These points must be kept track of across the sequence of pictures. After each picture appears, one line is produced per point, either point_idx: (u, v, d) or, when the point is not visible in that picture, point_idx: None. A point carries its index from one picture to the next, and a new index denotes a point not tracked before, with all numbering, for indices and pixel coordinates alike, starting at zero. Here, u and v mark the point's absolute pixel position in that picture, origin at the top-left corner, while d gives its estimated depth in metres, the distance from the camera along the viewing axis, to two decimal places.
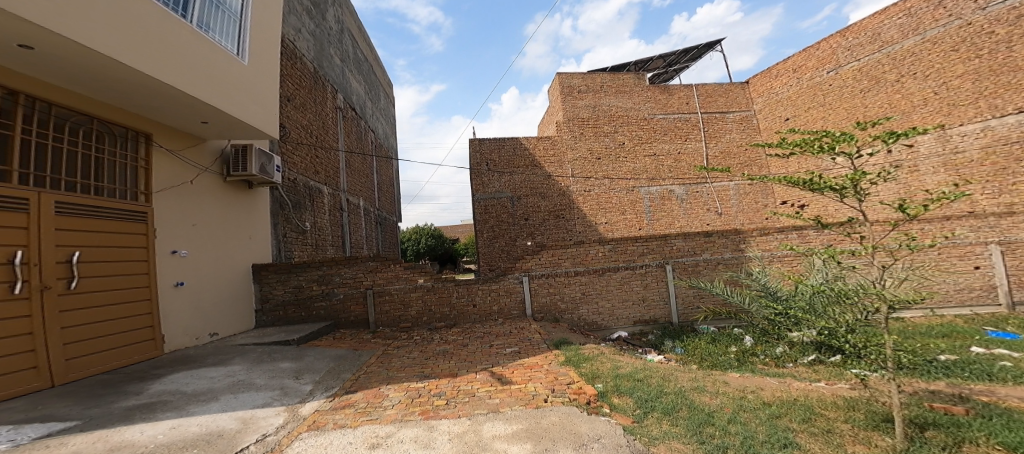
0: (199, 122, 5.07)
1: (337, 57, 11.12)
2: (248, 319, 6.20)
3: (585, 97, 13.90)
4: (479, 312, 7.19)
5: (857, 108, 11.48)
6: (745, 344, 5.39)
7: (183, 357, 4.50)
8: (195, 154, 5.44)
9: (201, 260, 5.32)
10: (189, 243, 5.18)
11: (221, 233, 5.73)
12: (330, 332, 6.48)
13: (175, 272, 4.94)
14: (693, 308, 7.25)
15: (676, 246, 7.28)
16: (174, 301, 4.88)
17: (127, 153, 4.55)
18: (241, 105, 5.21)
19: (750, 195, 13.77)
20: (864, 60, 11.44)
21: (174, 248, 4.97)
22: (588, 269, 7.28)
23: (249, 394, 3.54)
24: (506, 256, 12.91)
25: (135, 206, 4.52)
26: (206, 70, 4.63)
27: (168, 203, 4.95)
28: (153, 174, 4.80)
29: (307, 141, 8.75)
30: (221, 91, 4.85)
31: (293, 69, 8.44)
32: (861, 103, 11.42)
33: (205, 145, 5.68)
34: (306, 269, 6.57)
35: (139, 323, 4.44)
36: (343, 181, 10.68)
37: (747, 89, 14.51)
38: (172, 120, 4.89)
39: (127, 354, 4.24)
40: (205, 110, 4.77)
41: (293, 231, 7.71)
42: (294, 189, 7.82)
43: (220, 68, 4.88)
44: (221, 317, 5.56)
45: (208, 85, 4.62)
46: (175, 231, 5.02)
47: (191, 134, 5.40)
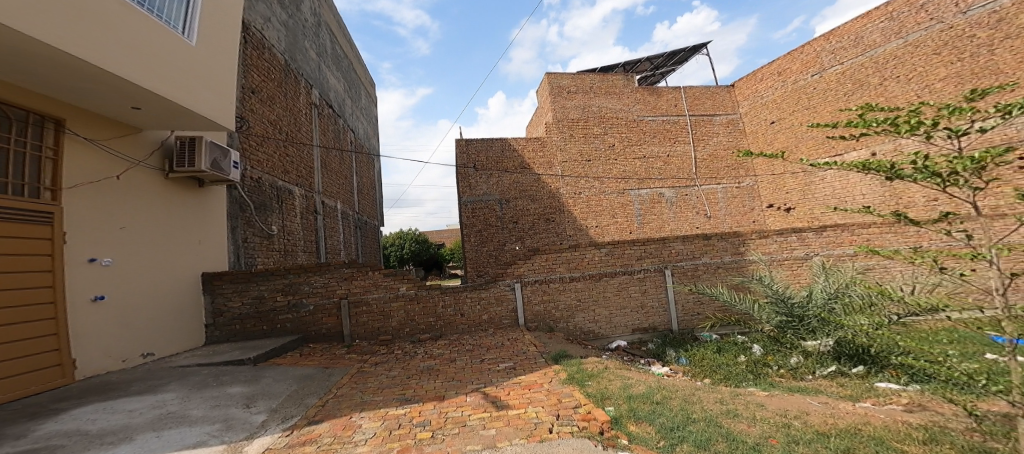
0: (131, 109, 4.42)
1: (313, 51, 10.45)
2: (195, 334, 5.54)
3: (575, 98, 13.59)
4: (467, 322, 6.65)
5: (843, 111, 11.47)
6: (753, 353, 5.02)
7: (101, 386, 3.87)
8: (127, 145, 4.77)
9: (130, 269, 4.63)
10: (115, 250, 4.49)
11: (160, 237, 5.07)
12: (297, 347, 5.87)
13: (94, 283, 4.24)
14: (694, 314, 6.88)
15: (675, 249, 6.89)
16: (90, 318, 4.18)
17: (29, 142, 3.83)
18: (185, 91, 4.55)
19: (738, 198, 13.69)
20: (847, 63, 11.45)
21: (94, 255, 4.28)
22: (584, 274, 6.84)
23: (179, 432, 2.92)
24: (494, 261, 12.39)
25: (38, 205, 3.81)
26: (138, 49, 3.98)
27: (87, 201, 4.28)
28: (66, 168, 4.11)
29: (276, 138, 8.11)
30: (158, 73, 4.20)
31: (261, 60, 7.81)
32: (846, 105, 11.36)
33: (142, 136, 5.02)
34: (269, 278, 5.95)
35: (40, 346, 3.73)
36: (319, 182, 10.02)
37: (733, 92, 14.49)
38: (95, 104, 4.22)
39: (19, 385, 3.53)
40: (139, 95, 4.14)
41: (258, 235, 7.07)
42: (257, 188, 7.18)
43: (162, 49, 4.26)
44: (155, 333, 4.87)
45: (138, 66, 3.97)
46: (98, 235, 4.34)
47: (123, 123, 4.72)
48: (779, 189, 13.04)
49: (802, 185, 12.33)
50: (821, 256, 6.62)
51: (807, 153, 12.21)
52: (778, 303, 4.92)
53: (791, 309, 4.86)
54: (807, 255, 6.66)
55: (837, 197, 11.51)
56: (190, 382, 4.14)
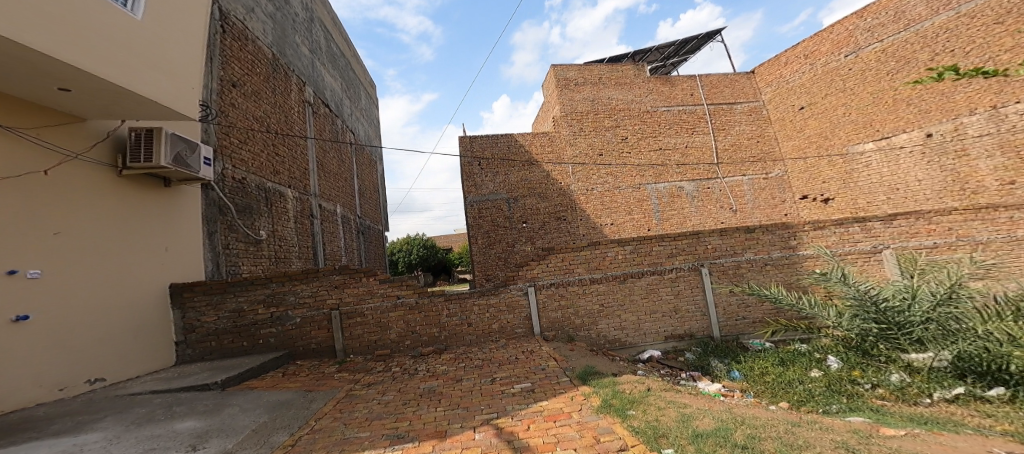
0: (59, 91, 3.70)
1: (305, 48, 9.83)
2: (162, 354, 4.78)
3: (582, 90, 12.77)
4: (475, 332, 5.83)
5: (886, 91, 10.39)
6: (827, 368, 4.13)
7: (25, 422, 3.11)
8: (65, 137, 4.05)
9: (67, 280, 3.90)
10: (44, 259, 3.76)
11: (110, 245, 4.33)
12: (282, 364, 5.12)
13: (14, 300, 3.48)
14: (739, 319, 5.87)
15: (711, 244, 5.95)
16: (13, 342, 3.44)
17: None
18: (125, 69, 3.86)
19: (767, 190, 12.65)
20: (887, 40, 10.40)
21: (16, 266, 3.55)
22: (606, 276, 5.97)
23: None
24: (504, 264, 11.53)
25: None
26: (53, 13, 3.24)
27: (8, 200, 3.55)
28: None
29: (263, 136, 7.41)
30: (83, 44, 3.46)
31: (244, 53, 7.16)
32: (890, 85, 10.25)
33: (84, 126, 4.28)
34: (248, 288, 5.21)
35: None
36: (316, 184, 9.30)
37: (754, 78, 13.52)
38: (11, 84, 3.49)
39: None
40: (63, 71, 3.42)
41: (243, 240, 6.30)
42: (241, 190, 6.47)
43: (89, 18, 3.55)
44: (104, 354, 4.14)
45: (54, 34, 3.24)
46: (22, 242, 3.60)
47: (59, 110, 4.01)
48: (815, 179, 11.98)
49: (842, 174, 11.24)
50: (892, 249, 5.55)
51: (845, 138, 11.16)
52: (862, 304, 4.07)
53: (882, 314, 3.98)
54: (876, 248, 5.61)
55: (885, 184, 10.45)
56: (137, 415, 3.25)
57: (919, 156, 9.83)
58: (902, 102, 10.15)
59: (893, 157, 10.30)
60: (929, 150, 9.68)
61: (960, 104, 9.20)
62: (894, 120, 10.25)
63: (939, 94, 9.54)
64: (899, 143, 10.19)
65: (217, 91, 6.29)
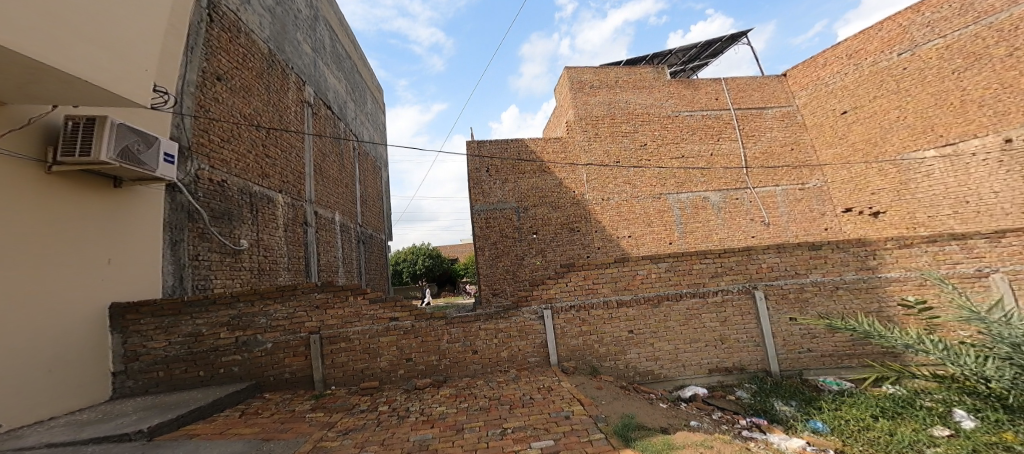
0: None
1: (308, 46, 9.16)
2: (92, 388, 3.98)
3: (599, 93, 11.97)
4: (482, 362, 4.95)
5: (951, 92, 9.42)
6: (959, 427, 3.43)
7: None
8: None
9: None
10: None
11: (27, 255, 3.50)
12: (242, 399, 4.32)
13: None
14: (803, 351, 4.85)
15: (767, 263, 4.97)
16: None
17: None
18: (48, 40, 2.96)
19: (801, 201, 11.61)
20: (951, 35, 9.43)
21: None
22: (637, 298, 5.03)
23: None
24: (512, 278, 10.57)
25: None
26: None
27: None
28: None
29: (252, 136, 6.67)
30: None
31: (234, 45, 6.46)
32: (957, 85, 9.32)
33: (6, 111, 3.44)
34: (207, 309, 4.47)
35: None
36: (312, 189, 8.51)
37: (784, 82, 12.63)
38: None
39: None
40: None
41: (216, 251, 5.52)
42: (218, 194, 5.70)
43: None
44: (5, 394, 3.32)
45: None
46: None
47: None
48: (860, 190, 10.94)
49: (896, 185, 10.22)
50: (1001, 273, 4.61)
51: (898, 146, 10.17)
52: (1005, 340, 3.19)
53: None
54: (981, 271, 4.65)
55: (952, 196, 9.41)
56: None
57: (995, 166, 8.80)
58: (971, 103, 9.14)
59: (962, 165, 9.26)
60: (1008, 158, 8.63)
61: None
62: (962, 124, 9.26)
63: (1019, 95, 8.51)
64: (969, 150, 9.17)
65: (195, 84, 5.56)
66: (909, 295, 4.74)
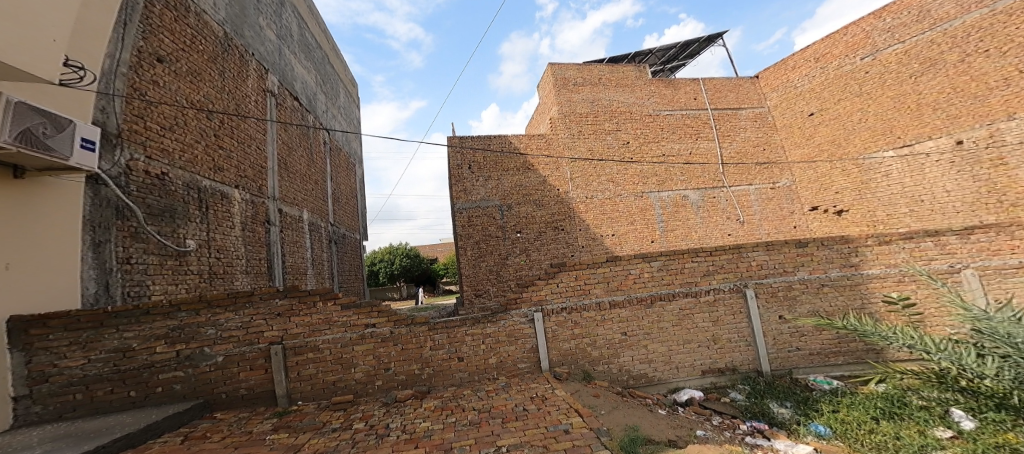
0: None
1: (272, 31, 8.49)
2: None
3: (582, 90, 11.82)
4: (467, 369, 4.62)
5: (909, 95, 9.79)
6: (961, 428, 3.38)
7: None
8: None
9: None
10: None
11: None
12: (185, 421, 3.92)
13: None
14: (792, 350, 4.79)
15: (756, 261, 4.88)
16: None
17: None
18: None
19: (774, 200, 11.88)
20: (910, 40, 9.83)
21: None
22: (629, 298, 4.84)
23: None
24: (496, 278, 10.25)
25: None
26: None
27: None
28: None
29: (202, 125, 6.05)
30: None
31: (181, 25, 5.85)
32: (914, 88, 9.73)
33: None
34: (139, 322, 4.08)
35: None
36: (276, 186, 7.89)
37: (758, 83, 12.90)
38: None
39: None
40: None
41: (155, 252, 5.04)
42: (155, 188, 5.15)
43: None
44: None
45: None
46: None
47: None
48: (824, 190, 11.30)
49: (857, 184, 10.59)
50: (973, 268, 4.69)
51: (860, 146, 10.54)
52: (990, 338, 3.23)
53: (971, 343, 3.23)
54: (953, 267, 4.73)
55: (908, 196, 9.81)
56: None
57: (948, 166, 9.20)
58: (926, 106, 9.56)
59: (917, 165, 9.67)
60: (960, 158, 9.04)
61: (995, 109, 8.59)
62: (918, 126, 9.64)
63: (970, 98, 8.93)
64: (923, 151, 9.57)
65: (129, 64, 4.95)
66: (892, 291, 4.77)
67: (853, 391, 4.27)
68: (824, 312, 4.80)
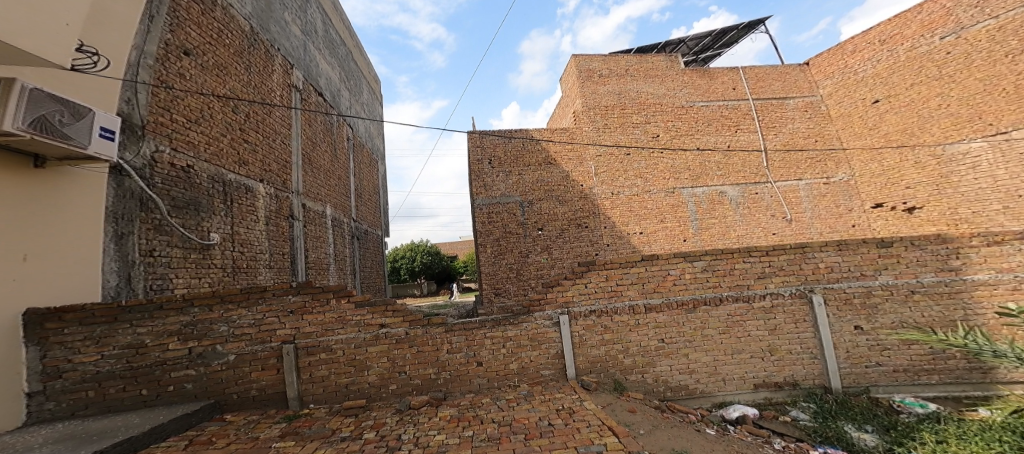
0: None
1: (297, 27, 8.43)
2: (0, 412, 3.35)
3: (608, 82, 11.24)
4: (486, 375, 4.22)
5: (1005, 76, 8.61)
6: None
7: None
8: None
9: None
10: None
11: None
12: (193, 423, 3.69)
13: None
14: (871, 365, 4.10)
15: (824, 262, 4.21)
16: None
17: None
18: None
19: (826, 196, 10.84)
20: (1005, 15, 8.64)
21: None
22: (668, 302, 4.29)
23: None
24: (516, 276, 9.82)
25: None
26: None
27: None
28: None
29: (227, 119, 5.96)
30: None
31: (208, 18, 5.77)
32: (1011, 68, 8.53)
33: None
34: (152, 317, 3.86)
35: None
36: (300, 180, 7.79)
37: (807, 71, 11.88)
38: None
39: None
40: None
41: (178, 245, 4.92)
42: (179, 180, 5.05)
43: None
44: None
45: None
46: None
47: None
48: (894, 184, 10.17)
49: (936, 178, 9.47)
50: None
51: (939, 134, 9.45)
52: None
53: None
54: None
55: (1001, 190, 8.61)
56: None
57: None
58: None
59: (1014, 156, 8.47)
60: None
61: None
62: (1016, 111, 8.47)
63: None
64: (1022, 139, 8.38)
65: (155, 56, 4.87)
66: (1004, 302, 3.99)
67: (958, 417, 3.59)
68: (917, 323, 4.08)
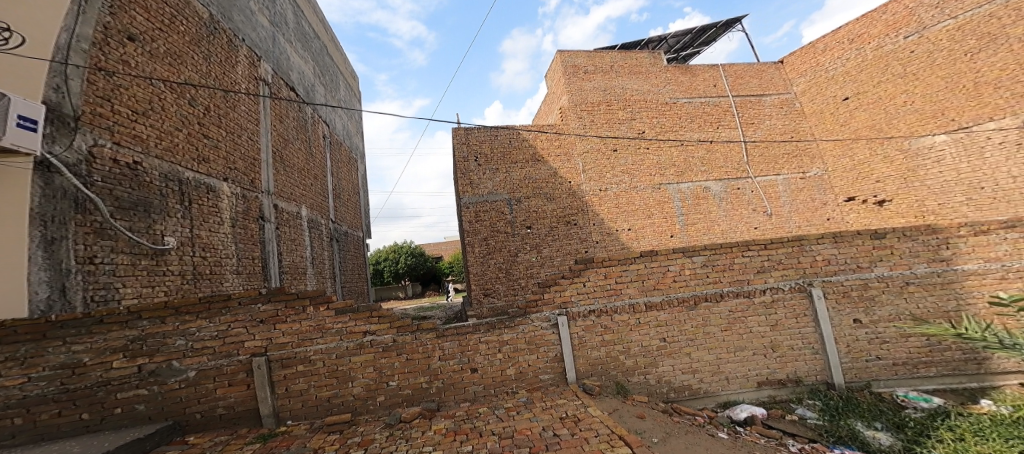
0: None
1: (264, 17, 7.87)
2: None
3: (593, 78, 11.11)
4: (482, 382, 3.95)
5: (965, 73, 8.94)
6: None
7: None
8: None
9: None
10: None
11: None
12: (148, 449, 3.26)
13: None
14: (871, 359, 4.08)
15: (822, 255, 4.15)
16: None
17: None
18: None
19: (806, 191, 11.07)
20: (963, 15, 8.98)
21: None
22: (668, 299, 4.13)
23: None
24: (505, 276, 9.56)
25: None
26: None
27: None
28: None
29: (182, 111, 5.43)
30: None
31: (157, 2, 5.23)
32: (969, 66, 8.89)
33: None
34: (90, 332, 3.39)
35: None
36: (271, 179, 7.27)
37: (784, 69, 12.11)
38: None
39: None
40: None
41: (125, 251, 4.40)
42: (125, 178, 4.53)
43: None
44: None
45: None
46: None
47: None
48: (863, 178, 10.49)
49: (902, 172, 9.81)
50: None
51: (905, 131, 9.76)
52: None
53: None
54: None
55: (965, 183, 8.94)
56: None
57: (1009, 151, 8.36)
58: (986, 86, 8.67)
59: (976, 149, 8.80)
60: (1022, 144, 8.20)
61: None
62: (976, 107, 8.80)
63: None
64: (984, 134, 8.70)
65: (91, 40, 4.35)
66: (995, 291, 4.04)
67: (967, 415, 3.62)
68: (914, 315, 4.07)
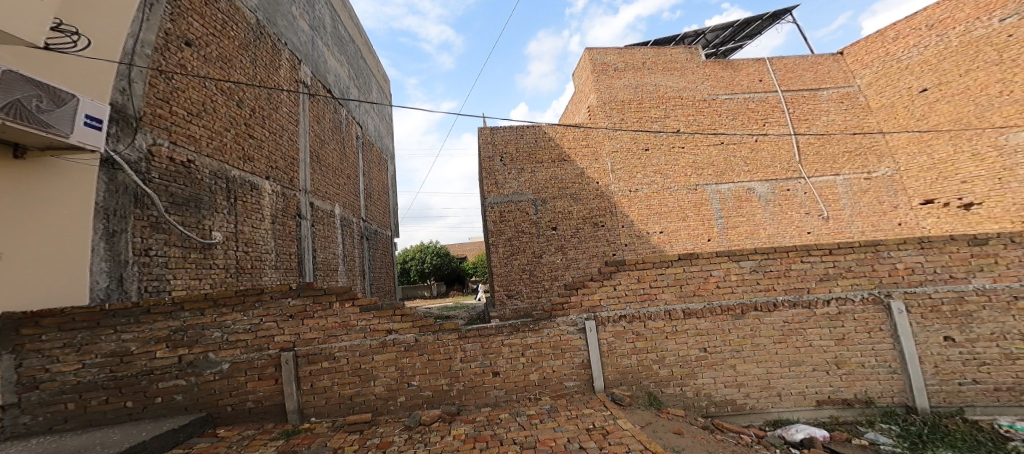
0: None
1: (304, 22, 8.14)
2: None
3: (624, 76, 10.70)
4: (504, 387, 3.73)
5: None
6: None
7: None
8: None
9: None
10: None
11: None
12: (181, 440, 3.30)
13: None
14: (964, 382, 3.49)
15: (904, 262, 3.59)
16: None
17: None
18: None
19: (866, 191, 10.04)
20: None
21: None
22: (711, 307, 3.72)
23: None
24: (529, 278, 9.31)
25: None
26: None
27: None
28: None
29: (231, 113, 5.65)
30: None
31: (211, 9, 5.48)
32: None
33: None
34: (138, 322, 3.49)
35: None
36: (308, 178, 7.47)
37: (841, 60, 11.12)
38: None
39: None
40: None
41: (177, 244, 4.59)
42: (178, 175, 4.73)
43: None
44: None
45: None
46: None
47: None
48: (947, 177, 9.32)
49: (997, 170, 8.65)
50: None
51: (998, 122, 8.66)
52: None
53: None
54: None
55: None
56: None
57: None
58: None
59: None
60: None
61: None
62: None
63: None
64: None
65: (153, 45, 4.58)
66: None
67: None
68: (1017, 333, 3.45)
